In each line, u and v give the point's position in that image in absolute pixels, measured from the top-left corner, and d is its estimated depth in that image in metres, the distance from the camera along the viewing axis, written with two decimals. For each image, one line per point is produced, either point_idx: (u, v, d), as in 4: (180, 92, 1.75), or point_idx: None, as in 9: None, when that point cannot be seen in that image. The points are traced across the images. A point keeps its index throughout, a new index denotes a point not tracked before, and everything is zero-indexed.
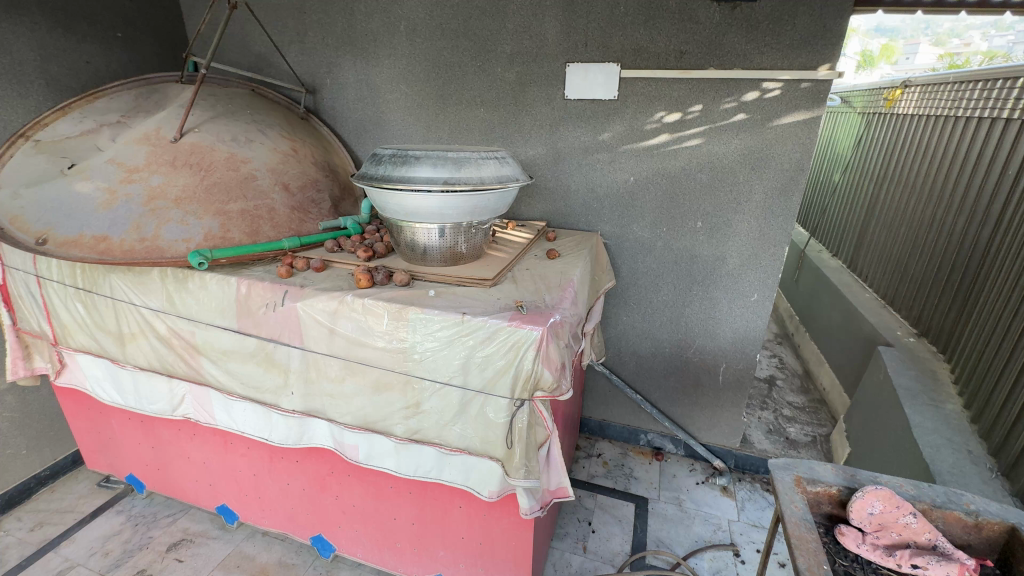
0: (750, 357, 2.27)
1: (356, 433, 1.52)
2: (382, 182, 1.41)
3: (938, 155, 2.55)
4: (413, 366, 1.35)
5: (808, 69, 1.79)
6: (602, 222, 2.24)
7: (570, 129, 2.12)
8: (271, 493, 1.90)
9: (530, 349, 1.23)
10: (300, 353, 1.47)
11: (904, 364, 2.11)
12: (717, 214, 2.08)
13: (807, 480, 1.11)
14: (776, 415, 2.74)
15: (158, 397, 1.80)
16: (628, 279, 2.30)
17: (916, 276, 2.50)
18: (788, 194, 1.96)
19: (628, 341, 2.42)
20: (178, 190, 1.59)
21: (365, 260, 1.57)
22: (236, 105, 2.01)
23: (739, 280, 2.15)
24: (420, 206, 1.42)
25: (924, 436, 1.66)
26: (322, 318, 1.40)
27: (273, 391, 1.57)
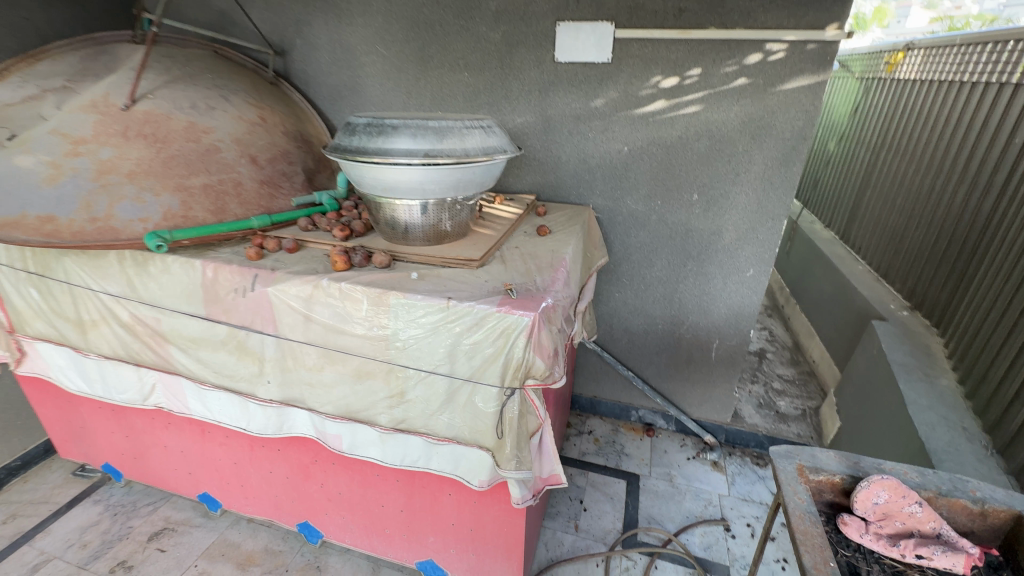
0: (743, 333, 2.23)
1: (338, 422, 1.44)
2: (357, 155, 1.29)
3: (938, 122, 2.47)
4: (396, 354, 1.26)
5: (815, 29, 1.67)
6: (594, 195, 2.13)
7: (561, 95, 1.99)
8: (254, 482, 1.84)
9: (521, 336, 1.15)
10: (274, 340, 1.37)
11: (898, 338, 2.09)
12: (715, 186, 1.98)
13: (809, 469, 1.07)
14: (766, 389, 2.74)
15: (127, 387, 1.70)
16: (621, 254, 2.21)
17: (912, 248, 2.46)
18: (789, 164, 1.87)
19: (620, 318, 2.36)
20: (131, 163, 1.44)
21: (341, 240, 1.46)
22: (195, 68, 1.83)
23: (735, 254, 2.08)
24: (399, 181, 1.30)
25: (919, 414, 1.65)
26: (296, 304, 1.30)
27: (249, 380, 1.48)
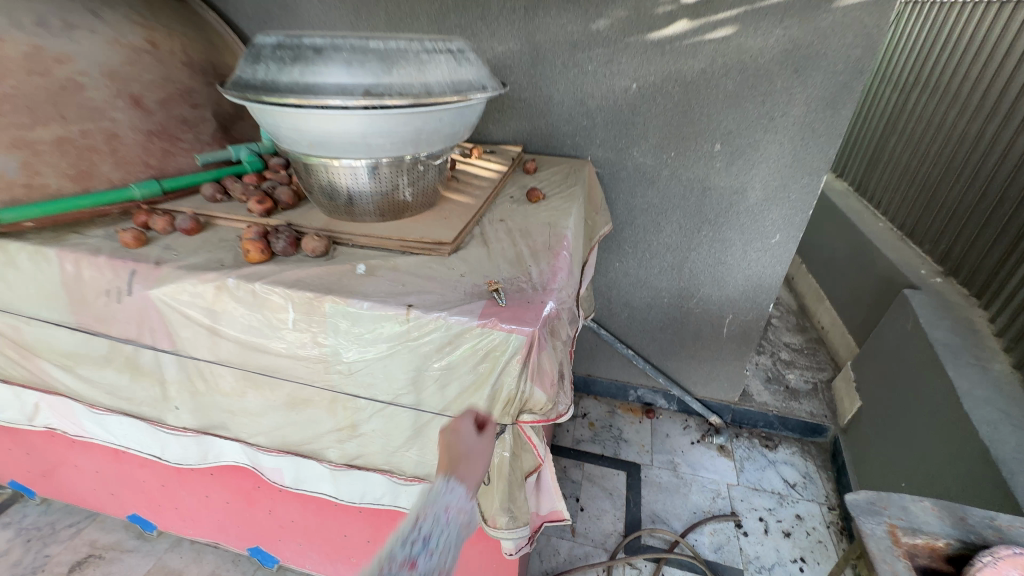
0: (761, 307, 1.94)
1: (275, 456, 1.11)
2: (264, 95, 0.87)
3: (988, 54, 2.11)
4: (341, 379, 0.92)
5: None
6: (594, 145, 1.74)
7: (553, 14, 1.54)
8: (190, 505, 1.52)
9: (513, 360, 0.81)
10: (174, 359, 1.00)
11: (937, 312, 1.83)
12: (742, 134, 1.61)
13: (905, 530, 0.81)
14: (774, 361, 2.51)
15: (4, 407, 1.32)
16: (623, 218, 1.86)
17: (947, 205, 2.16)
18: (837, 106, 1.50)
19: (620, 291, 2.04)
20: None
21: (261, 216, 1.06)
22: None
23: (759, 217, 1.75)
24: (330, 134, 0.90)
25: (977, 410, 1.40)
26: (195, 312, 0.93)
27: (152, 405, 1.12)
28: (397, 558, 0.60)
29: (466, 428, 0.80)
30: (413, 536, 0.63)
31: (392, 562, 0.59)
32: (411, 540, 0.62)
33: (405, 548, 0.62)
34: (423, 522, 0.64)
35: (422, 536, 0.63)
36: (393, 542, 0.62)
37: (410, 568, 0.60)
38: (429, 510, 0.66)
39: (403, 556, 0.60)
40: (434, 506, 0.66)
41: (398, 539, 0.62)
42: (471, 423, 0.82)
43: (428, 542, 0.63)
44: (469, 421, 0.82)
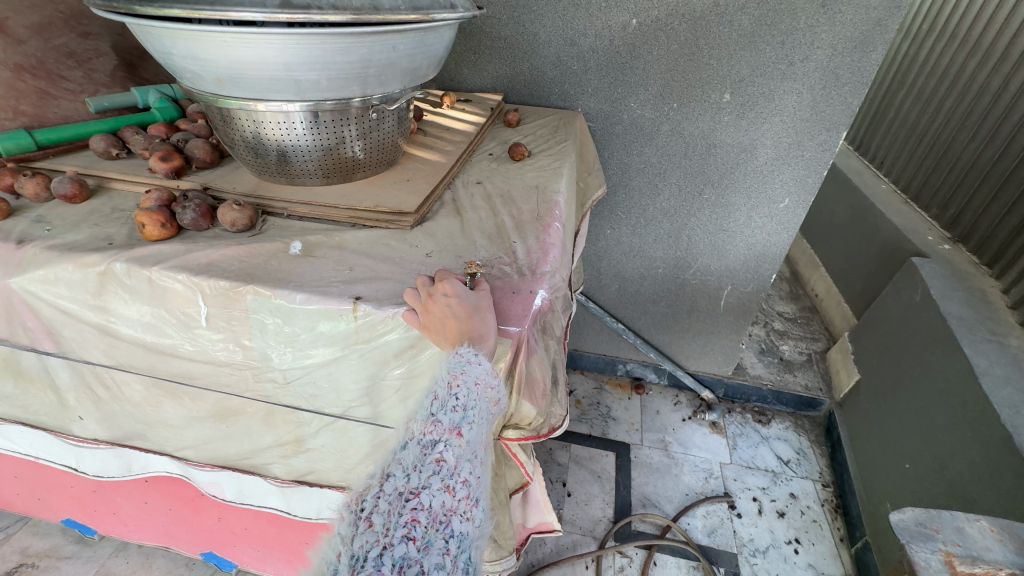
0: (763, 277, 1.79)
1: (209, 471, 0.93)
2: (143, 8, 0.63)
3: None
4: (276, 389, 0.73)
5: None
6: (585, 94, 1.50)
7: None
8: (129, 511, 1.34)
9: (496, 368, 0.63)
10: (63, 362, 0.79)
11: (948, 281, 1.71)
12: (755, 82, 1.40)
13: (964, 560, 0.66)
14: (767, 331, 2.40)
15: None
16: (618, 179, 1.65)
17: (957, 165, 2.01)
18: (867, 48, 1.29)
19: (611, 261, 1.86)
20: None
21: (168, 178, 0.83)
22: None
23: (768, 179, 1.57)
24: (244, 66, 0.67)
25: (997, 391, 1.30)
26: (76, 307, 0.71)
27: (52, 413, 0.91)
28: (442, 424, 0.57)
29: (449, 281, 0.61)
30: (452, 403, 0.58)
31: (437, 428, 0.57)
32: (453, 407, 0.57)
33: (447, 415, 0.58)
34: (457, 391, 0.57)
35: (462, 405, 0.58)
36: (434, 406, 0.59)
37: (457, 436, 0.57)
38: (461, 379, 0.57)
39: (448, 423, 0.57)
40: (465, 375, 0.57)
41: (438, 405, 0.58)
42: (455, 278, 0.64)
43: (469, 411, 0.58)
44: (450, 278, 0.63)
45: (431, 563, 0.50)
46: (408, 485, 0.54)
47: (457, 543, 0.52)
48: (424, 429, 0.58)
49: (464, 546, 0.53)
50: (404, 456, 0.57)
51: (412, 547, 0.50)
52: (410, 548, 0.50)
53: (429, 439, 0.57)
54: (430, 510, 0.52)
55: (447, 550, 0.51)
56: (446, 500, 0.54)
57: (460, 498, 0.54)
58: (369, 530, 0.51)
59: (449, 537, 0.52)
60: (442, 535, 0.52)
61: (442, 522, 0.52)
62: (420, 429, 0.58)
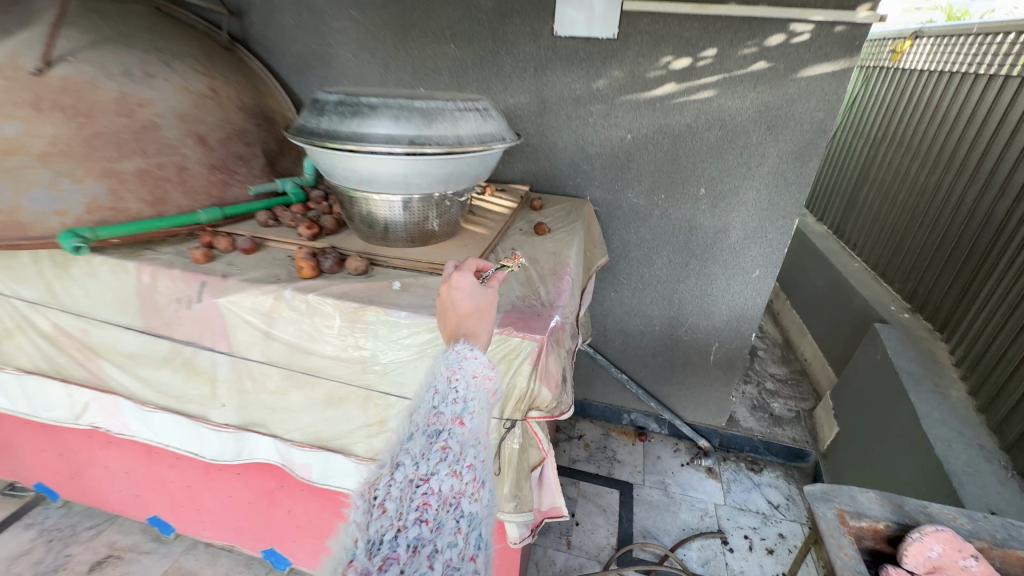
0: (744, 335, 2.11)
1: (307, 451, 1.25)
2: (326, 140, 1.07)
3: (950, 115, 2.35)
4: (375, 378, 1.08)
5: (845, 9, 1.50)
6: (592, 186, 1.95)
7: (559, 74, 1.77)
8: (211, 506, 1.63)
9: (526, 363, 0.98)
10: (227, 359, 1.16)
11: (903, 344, 2.00)
12: (723, 181, 1.83)
13: (851, 514, 0.95)
14: (759, 390, 2.66)
15: (55, 403, 1.46)
16: (619, 251, 2.05)
17: (915, 248, 2.37)
18: (806, 159, 1.72)
19: (615, 318, 2.21)
20: (44, 142, 1.17)
21: (308, 239, 1.24)
22: (130, 27, 1.54)
23: (741, 254, 1.95)
24: (377, 172, 1.09)
25: (934, 429, 1.56)
26: (254, 318, 1.09)
27: (199, 402, 1.27)
28: (444, 417, 0.68)
29: (462, 277, 0.81)
30: (452, 396, 0.70)
31: (440, 418, 0.68)
32: (453, 400, 0.70)
33: (448, 407, 0.69)
34: (458, 383, 0.71)
35: (460, 397, 0.71)
36: (436, 400, 0.70)
37: (459, 424, 0.68)
38: (460, 374, 0.72)
39: (449, 415, 0.68)
40: (463, 368, 0.73)
41: (440, 399, 0.70)
42: (468, 273, 0.83)
43: (467, 403, 0.71)
44: (467, 272, 0.83)
45: (444, 541, 0.60)
46: (417, 472, 0.63)
47: (466, 522, 0.63)
48: (428, 420, 0.68)
49: (473, 523, 0.63)
50: (411, 447, 0.65)
51: (425, 528, 0.60)
52: (424, 529, 0.60)
53: (433, 429, 0.67)
54: (439, 495, 0.62)
55: (457, 528, 0.62)
56: (454, 483, 0.64)
57: (467, 481, 0.65)
58: (384, 515, 0.60)
59: (459, 517, 0.62)
60: (452, 516, 0.62)
61: (451, 504, 0.62)
62: (423, 421, 0.68)
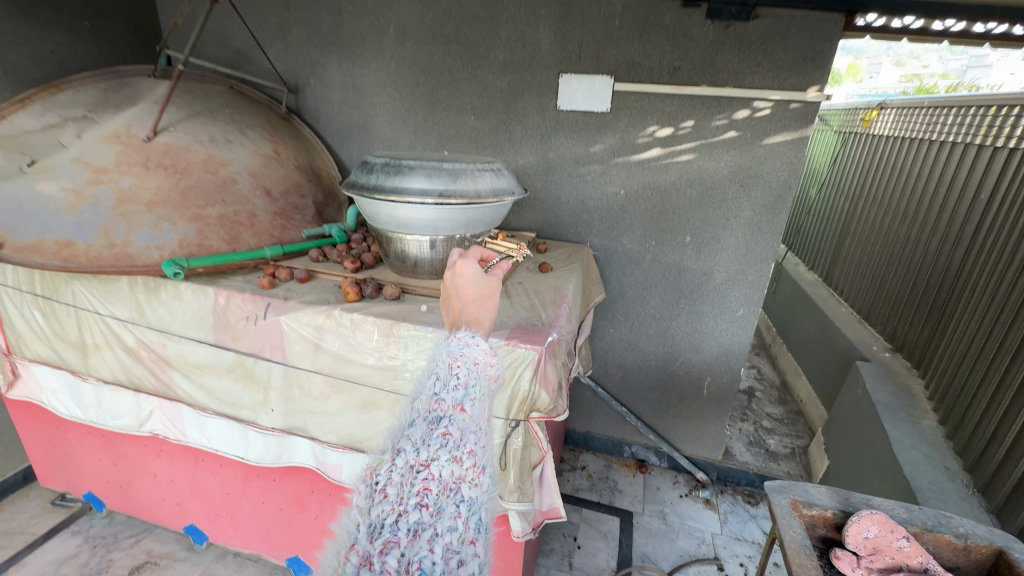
0: (734, 370, 2.29)
1: (340, 452, 1.45)
2: (373, 193, 1.36)
3: (914, 176, 2.62)
4: (404, 384, 1.30)
5: (798, 90, 1.82)
6: (591, 234, 2.22)
7: (562, 140, 2.09)
8: (245, 513, 1.80)
9: (527, 369, 1.19)
10: (281, 368, 1.39)
11: (881, 379, 2.18)
12: (706, 229, 2.09)
13: (802, 503, 1.12)
14: (756, 427, 2.79)
15: (124, 411, 1.70)
16: (616, 291, 2.29)
17: (893, 293, 2.58)
18: (776, 211, 1.98)
19: (614, 353, 2.41)
20: (150, 193, 1.49)
21: (352, 272, 1.52)
22: (214, 103, 1.91)
23: (726, 294, 2.17)
24: (412, 218, 1.37)
25: (904, 453, 1.72)
26: (307, 332, 1.33)
27: (251, 408, 1.49)
28: (445, 404, 0.76)
29: (465, 265, 0.89)
30: (453, 382, 0.79)
31: (442, 405, 0.76)
32: (454, 387, 0.79)
33: (449, 394, 0.78)
34: (457, 370, 0.80)
35: (461, 383, 0.80)
36: (438, 387, 0.79)
37: (459, 411, 0.77)
38: (462, 360, 0.82)
39: (450, 402, 0.77)
40: (463, 357, 0.82)
41: (442, 386, 0.79)
42: (472, 261, 0.91)
43: (467, 390, 0.80)
44: (471, 260, 0.91)
45: (444, 525, 0.67)
46: (419, 458, 0.70)
47: (466, 507, 0.69)
48: (430, 407, 0.76)
49: (471, 508, 0.70)
50: (413, 433, 0.73)
51: (426, 513, 0.66)
52: (424, 513, 0.66)
53: (435, 415, 0.75)
54: (440, 479, 0.69)
55: (457, 513, 0.68)
56: (454, 469, 0.71)
57: (466, 467, 0.72)
58: (386, 499, 0.66)
59: (459, 502, 0.69)
60: (452, 501, 0.69)
61: (451, 489, 0.69)
62: (425, 408, 0.77)
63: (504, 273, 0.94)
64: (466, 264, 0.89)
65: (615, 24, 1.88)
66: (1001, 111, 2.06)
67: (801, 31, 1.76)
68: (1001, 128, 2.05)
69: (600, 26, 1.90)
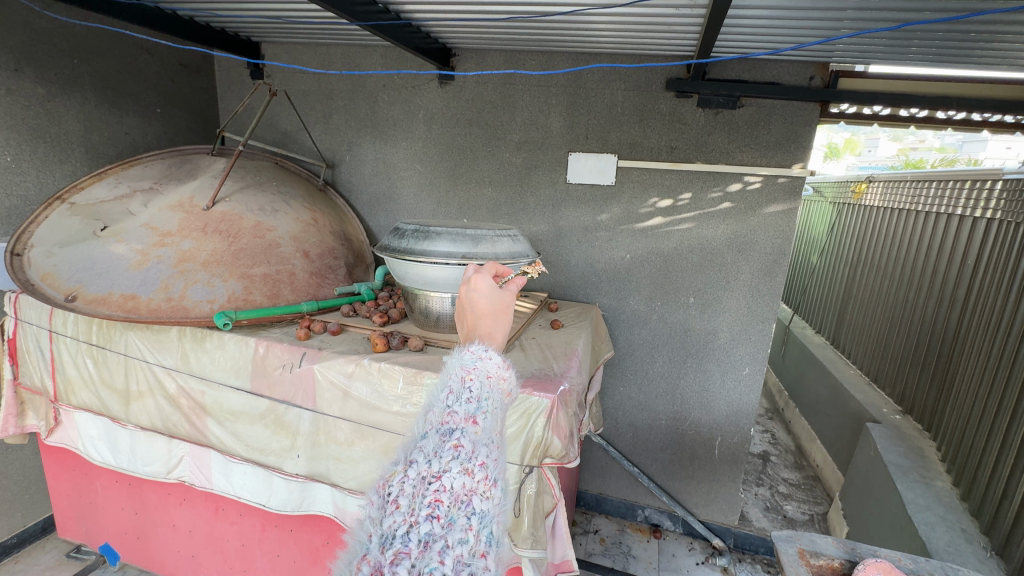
0: (744, 430, 2.33)
1: (360, 499, 1.50)
2: (405, 255, 1.53)
3: (906, 243, 2.77)
4: None
5: (784, 166, 2.02)
6: (600, 294, 2.36)
7: (571, 210, 2.29)
8: (259, 567, 1.82)
9: (541, 416, 1.28)
10: (311, 415, 1.49)
11: (892, 441, 2.20)
12: (708, 291, 2.22)
13: (809, 552, 1.15)
14: (773, 493, 2.74)
15: (155, 458, 1.78)
16: (625, 350, 2.38)
17: (899, 355, 2.64)
18: (772, 275, 2.13)
19: (625, 411, 2.46)
20: (206, 254, 1.68)
21: (380, 325, 1.66)
22: (263, 177, 2.16)
23: (731, 353, 2.26)
24: (438, 277, 1.53)
25: (919, 514, 1.74)
26: (338, 379, 1.45)
27: (278, 454, 1.57)
28: (457, 416, 0.74)
29: (480, 280, 0.93)
30: (465, 395, 0.77)
31: (454, 417, 0.74)
32: (466, 400, 0.76)
33: (461, 406, 0.76)
34: (470, 384, 0.79)
35: (474, 397, 0.77)
36: (450, 400, 0.76)
37: (471, 424, 0.74)
38: (475, 373, 0.80)
39: (463, 414, 0.74)
40: (477, 369, 0.81)
41: (455, 399, 0.76)
42: (486, 278, 0.95)
43: (479, 403, 0.77)
44: (486, 276, 0.95)
45: (455, 538, 0.62)
46: (430, 469, 0.67)
47: (477, 519, 0.66)
48: (442, 419, 0.73)
49: (484, 521, 0.66)
50: (425, 445, 0.70)
51: (437, 524, 0.62)
52: (436, 525, 0.62)
53: (447, 427, 0.72)
54: (452, 491, 0.65)
55: (468, 525, 0.64)
56: (466, 481, 0.67)
57: (478, 479, 0.69)
58: (397, 510, 0.63)
59: (470, 514, 0.65)
60: (463, 513, 0.65)
61: (463, 501, 0.66)
62: (437, 420, 0.74)
63: (518, 291, 0.98)
64: (482, 278, 0.93)
65: (618, 111, 2.14)
66: (974, 185, 2.26)
67: (782, 117, 1.99)
68: (978, 200, 2.23)
69: (604, 112, 2.16)
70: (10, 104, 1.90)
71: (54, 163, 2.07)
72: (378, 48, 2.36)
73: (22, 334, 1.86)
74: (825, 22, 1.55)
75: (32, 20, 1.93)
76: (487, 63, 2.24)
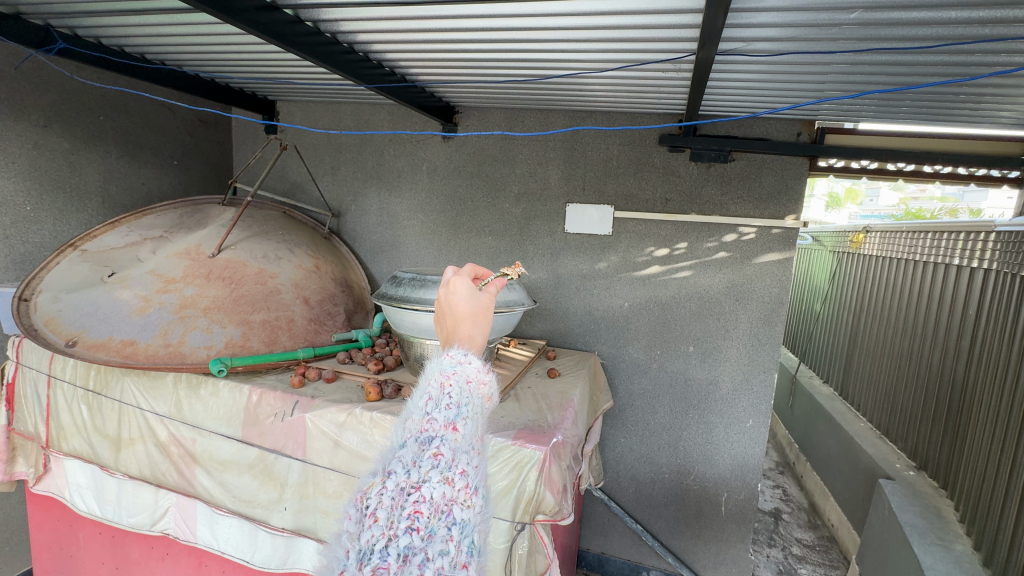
0: (750, 486, 2.25)
1: None
2: (401, 302, 1.56)
3: (906, 292, 2.77)
4: None
5: (776, 218, 2.07)
6: (599, 342, 2.34)
7: (569, 258, 2.33)
8: None
9: (533, 469, 1.25)
10: (300, 465, 1.46)
11: (906, 499, 2.11)
12: (708, 339, 2.21)
13: None
14: (786, 555, 2.59)
15: (140, 508, 1.73)
16: (625, 399, 2.34)
17: (909, 404, 2.57)
18: (772, 323, 2.12)
19: (626, 464, 2.38)
20: (207, 300, 1.72)
21: (374, 373, 1.67)
22: (270, 225, 2.23)
23: (732, 405, 2.22)
24: (432, 324, 1.53)
25: None
26: (329, 429, 1.43)
27: (264, 506, 1.53)
28: (437, 423, 0.67)
29: (459, 282, 0.81)
30: (445, 402, 0.70)
31: (433, 425, 0.67)
32: (446, 406, 0.70)
33: (440, 413, 0.69)
34: (450, 389, 0.72)
35: (454, 403, 0.70)
36: (430, 407, 0.70)
37: (451, 430, 0.68)
38: (455, 378, 0.73)
39: (442, 421, 0.68)
40: (457, 374, 0.74)
41: (434, 405, 0.70)
42: (463, 279, 0.82)
43: (460, 409, 0.71)
44: (465, 278, 0.82)
45: (435, 550, 0.58)
46: (410, 480, 0.62)
47: (459, 529, 0.61)
48: (421, 427, 0.67)
49: (465, 531, 0.62)
50: (403, 454, 0.65)
51: (417, 537, 0.58)
52: (415, 538, 0.58)
53: (426, 435, 0.66)
54: (432, 501, 0.61)
55: (449, 536, 0.60)
56: (446, 491, 0.62)
57: (458, 488, 0.63)
58: (375, 524, 0.59)
59: (451, 524, 0.61)
60: (444, 523, 0.60)
61: (444, 511, 0.61)
62: (416, 428, 0.68)
63: (500, 290, 0.86)
64: (460, 282, 0.81)
65: (613, 164, 2.22)
66: (969, 237, 2.28)
67: (773, 170, 2.06)
68: (974, 252, 2.24)
69: (600, 165, 2.23)
70: (37, 157, 2.01)
71: (71, 212, 2.16)
72: (385, 106, 2.50)
73: (21, 379, 1.88)
74: (808, 85, 1.64)
75: (65, 82, 2.07)
76: (488, 120, 2.35)
